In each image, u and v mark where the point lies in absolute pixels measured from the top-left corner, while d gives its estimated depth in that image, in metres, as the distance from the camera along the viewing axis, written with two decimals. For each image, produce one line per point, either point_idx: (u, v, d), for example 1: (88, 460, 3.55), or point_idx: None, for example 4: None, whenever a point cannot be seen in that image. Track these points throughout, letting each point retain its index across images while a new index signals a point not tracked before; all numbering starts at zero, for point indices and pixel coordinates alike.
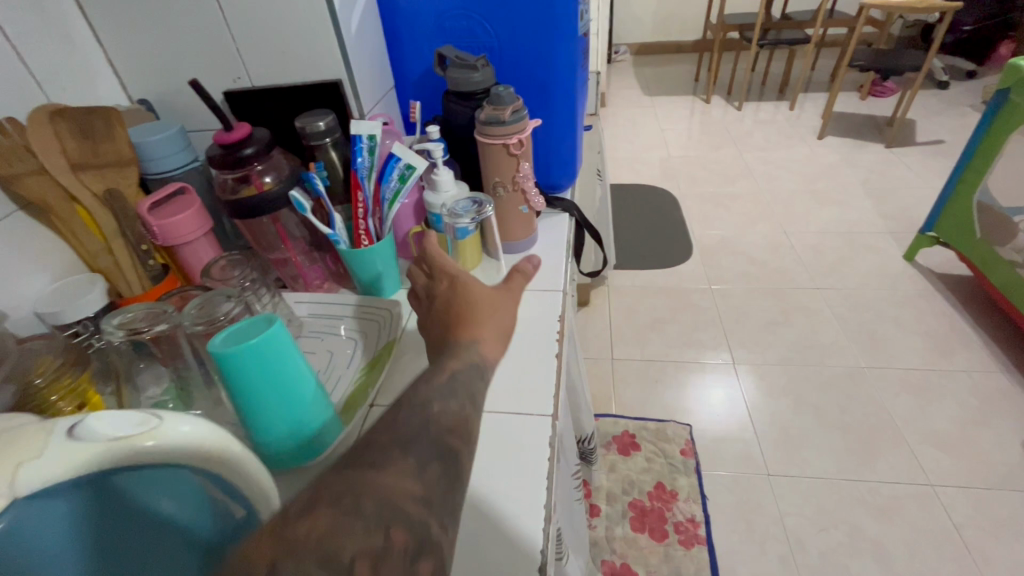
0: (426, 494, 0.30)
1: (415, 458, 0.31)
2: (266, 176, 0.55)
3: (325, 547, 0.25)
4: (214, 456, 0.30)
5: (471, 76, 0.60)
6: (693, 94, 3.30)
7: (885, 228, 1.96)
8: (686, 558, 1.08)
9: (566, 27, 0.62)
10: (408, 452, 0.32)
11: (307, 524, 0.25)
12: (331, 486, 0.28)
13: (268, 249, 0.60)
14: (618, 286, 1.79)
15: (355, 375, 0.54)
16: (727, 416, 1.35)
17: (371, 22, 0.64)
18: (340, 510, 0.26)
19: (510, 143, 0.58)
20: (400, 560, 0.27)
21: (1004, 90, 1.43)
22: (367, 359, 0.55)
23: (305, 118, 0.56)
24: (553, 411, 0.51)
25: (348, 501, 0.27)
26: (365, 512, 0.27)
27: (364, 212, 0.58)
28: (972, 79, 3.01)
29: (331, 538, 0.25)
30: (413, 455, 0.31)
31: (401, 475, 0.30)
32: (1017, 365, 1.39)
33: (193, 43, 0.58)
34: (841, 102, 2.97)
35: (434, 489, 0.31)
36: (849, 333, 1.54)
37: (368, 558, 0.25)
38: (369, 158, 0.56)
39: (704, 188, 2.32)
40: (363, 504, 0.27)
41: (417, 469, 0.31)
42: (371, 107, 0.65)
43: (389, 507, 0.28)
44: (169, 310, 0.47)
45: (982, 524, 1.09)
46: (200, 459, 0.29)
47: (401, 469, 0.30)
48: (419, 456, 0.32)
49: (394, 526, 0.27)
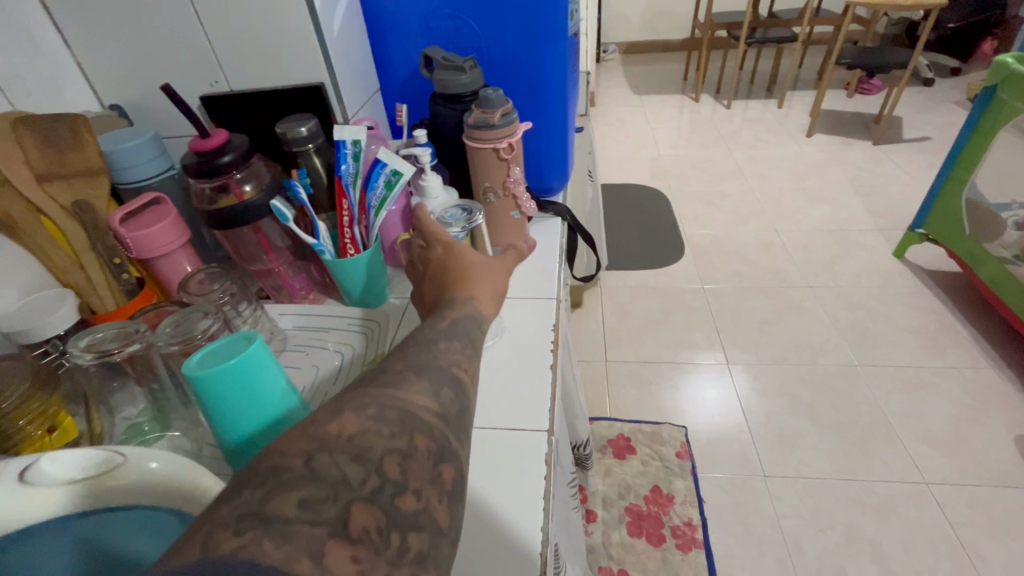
0: (442, 411, 0.32)
1: (431, 382, 0.34)
2: (246, 185, 0.52)
3: (354, 446, 0.27)
4: (171, 492, 0.30)
5: (459, 78, 0.58)
6: (682, 92, 3.30)
7: (874, 225, 1.96)
8: (683, 563, 1.07)
9: (556, 28, 0.61)
10: (423, 376, 0.34)
11: (336, 428, 0.28)
12: (355, 400, 0.30)
13: (249, 260, 0.58)
14: (611, 287, 1.78)
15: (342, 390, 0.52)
16: (722, 417, 1.34)
17: (355, 22, 0.62)
18: (365, 415, 0.29)
19: (500, 147, 0.56)
20: (424, 462, 0.29)
21: (990, 88, 1.44)
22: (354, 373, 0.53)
23: (287, 123, 0.54)
24: (548, 427, 0.49)
25: (372, 411, 0.29)
26: (386, 419, 0.29)
27: (349, 220, 0.56)
28: (956, 76, 3.04)
29: (358, 440, 0.27)
30: (426, 379, 0.34)
31: (419, 395, 0.32)
32: (1007, 360, 1.40)
33: (166, 46, 0.56)
34: (829, 100, 2.99)
35: (449, 408, 0.33)
36: (841, 331, 1.54)
37: (395, 457, 0.28)
38: (354, 164, 0.54)
39: (695, 187, 2.32)
40: (386, 414, 0.30)
41: (431, 391, 0.33)
42: (355, 111, 0.63)
43: (410, 417, 0.30)
44: (143, 329, 0.44)
45: (977, 522, 1.09)
46: (156, 495, 0.30)
47: (417, 390, 0.33)
48: (433, 380, 0.34)
49: (416, 433, 0.29)
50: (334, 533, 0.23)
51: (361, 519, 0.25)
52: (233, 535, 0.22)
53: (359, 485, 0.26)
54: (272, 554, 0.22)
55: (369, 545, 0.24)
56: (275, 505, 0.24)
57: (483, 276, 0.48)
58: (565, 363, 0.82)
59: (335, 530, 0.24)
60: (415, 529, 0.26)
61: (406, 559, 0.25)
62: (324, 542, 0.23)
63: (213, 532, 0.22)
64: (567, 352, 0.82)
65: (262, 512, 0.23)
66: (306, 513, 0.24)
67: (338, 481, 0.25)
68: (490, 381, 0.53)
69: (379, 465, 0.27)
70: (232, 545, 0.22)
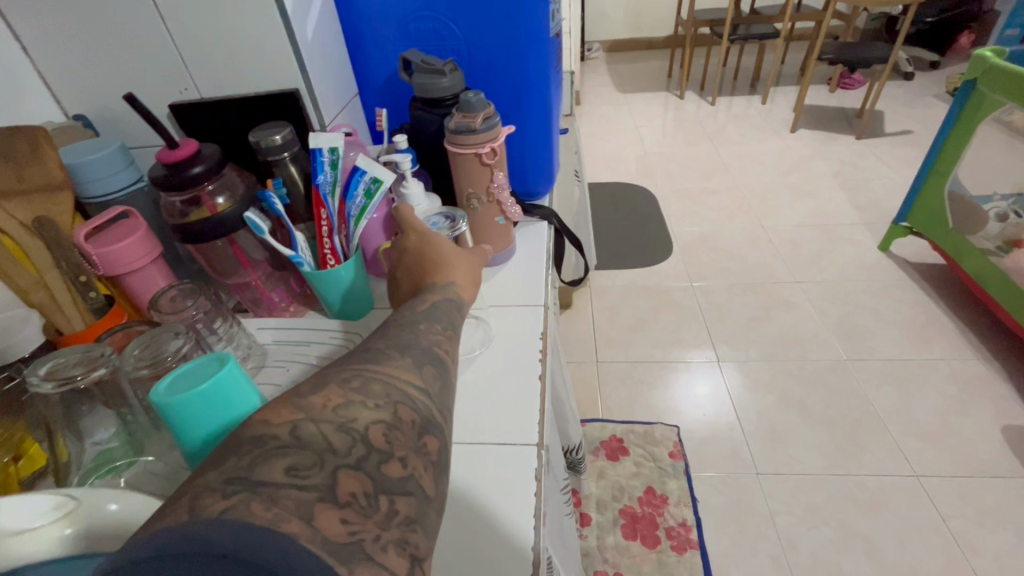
0: (426, 385, 0.34)
1: (413, 358, 0.35)
2: (219, 197, 0.50)
3: (340, 417, 0.28)
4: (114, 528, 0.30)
5: (439, 82, 0.57)
6: (667, 90, 3.31)
7: (859, 219, 1.98)
8: (679, 564, 1.07)
9: (538, 29, 0.59)
10: (406, 354, 0.35)
11: (322, 401, 0.29)
12: (340, 377, 0.31)
13: (226, 274, 0.56)
14: (600, 287, 1.77)
15: None
16: (713, 415, 1.34)
17: (330, 25, 0.60)
18: (348, 387, 0.30)
19: (482, 152, 0.54)
20: (409, 434, 0.30)
21: (971, 81, 1.46)
22: None
23: (260, 132, 0.52)
24: (538, 440, 0.47)
25: (356, 384, 0.31)
26: (371, 393, 0.31)
27: (328, 230, 0.54)
28: (935, 70, 3.08)
29: (343, 411, 0.29)
30: (409, 356, 0.35)
31: (402, 371, 0.33)
32: (992, 351, 1.41)
33: (131, 53, 0.53)
34: (811, 95, 3.01)
35: (432, 384, 0.34)
36: (829, 325, 1.55)
37: (381, 426, 0.29)
38: (331, 172, 0.53)
39: (681, 185, 2.32)
40: (370, 388, 0.31)
41: (415, 366, 0.35)
42: (333, 117, 0.61)
43: (394, 391, 0.31)
44: (107, 351, 0.42)
45: (967, 513, 1.10)
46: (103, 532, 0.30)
47: (400, 366, 0.34)
48: (415, 357, 0.35)
49: (400, 406, 0.31)
50: (323, 496, 0.24)
51: (348, 485, 0.26)
52: (222, 496, 0.23)
53: (346, 454, 0.27)
54: (262, 513, 0.22)
55: (357, 508, 0.25)
56: (263, 470, 0.24)
57: (457, 262, 0.49)
58: (555, 365, 0.81)
59: (324, 493, 0.24)
60: (404, 494, 0.27)
61: (395, 521, 0.26)
62: (314, 503, 0.24)
63: (202, 497, 0.23)
64: (557, 354, 0.80)
65: (252, 475, 0.24)
66: (294, 479, 0.24)
67: (324, 448, 0.26)
68: (476, 393, 0.52)
69: (365, 434, 0.28)
70: (220, 505, 0.22)
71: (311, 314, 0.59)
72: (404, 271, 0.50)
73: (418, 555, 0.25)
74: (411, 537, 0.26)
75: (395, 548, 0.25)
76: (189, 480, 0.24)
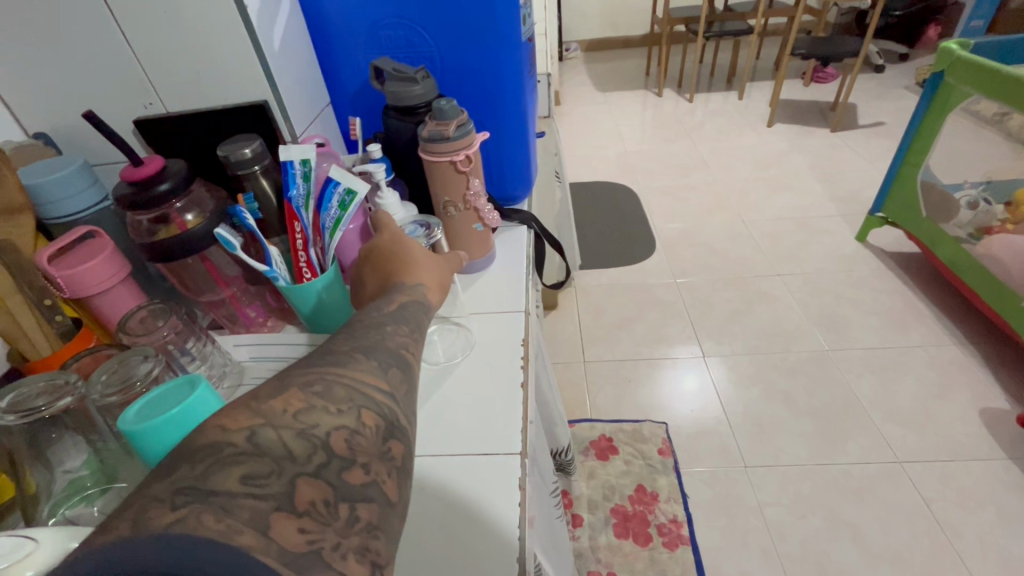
0: (390, 388, 0.33)
1: (378, 361, 0.34)
2: (188, 213, 0.49)
3: (300, 423, 0.28)
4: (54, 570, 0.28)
5: (411, 89, 0.56)
6: (645, 88, 3.33)
7: (836, 211, 2.01)
8: (671, 560, 1.07)
9: (509, 33, 0.59)
10: (371, 356, 0.34)
11: (282, 405, 0.28)
12: (301, 379, 0.30)
13: (200, 292, 0.55)
14: (585, 287, 1.78)
15: None
16: (700, 410, 1.35)
17: (299, 33, 0.59)
18: (310, 391, 0.30)
19: (457, 160, 0.54)
20: (372, 440, 0.29)
21: (938, 73, 1.49)
22: None
23: (229, 146, 0.51)
24: (521, 448, 0.47)
25: (318, 388, 0.30)
26: (333, 397, 0.30)
27: (303, 243, 0.53)
28: (904, 62, 3.14)
29: (305, 416, 0.28)
30: (374, 359, 0.34)
31: (367, 374, 0.33)
32: (969, 336, 1.44)
33: (91, 67, 0.52)
34: (787, 90, 3.06)
35: (398, 386, 0.34)
36: (810, 317, 1.57)
37: (342, 432, 0.28)
38: (303, 184, 0.52)
39: (662, 182, 2.34)
40: (332, 392, 0.30)
41: (380, 370, 0.34)
42: (305, 128, 0.61)
43: (358, 395, 0.31)
44: (72, 378, 0.41)
45: (949, 496, 1.12)
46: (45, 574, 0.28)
47: (365, 369, 0.33)
48: (380, 359, 0.35)
49: (364, 411, 0.30)
50: (280, 505, 0.24)
51: (307, 493, 0.25)
52: (172, 508, 0.22)
53: (304, 461, 0.26)
54: (213, 524, 0.22)
55: (316, 517, 0.25)
56: (217, 480, 0.24)
57: (424, 264, 0.49)
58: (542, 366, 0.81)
59: (281, 502, 0.24)
60: (364, 500, 0.27)
61: (355, 527, 0.26)
62: (270, 513, 0.24)
63: (148, 509, 0.22)
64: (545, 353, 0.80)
65: (205, 485, 0.23)
66: (250, 488, 0.24)
67: (282, 455, 0.26)
68: (458, 402, 0.51)
69: (325, 441, 0.27)
70: (170, 517, 0.22)
71: (289, 328, 0.58)
72: (370, 270, 0.49)
73: (379, 560, 0.26)
74: (372, 544, 0.26)
75: (355, 555, 0.25)
76: (137, 488, 0.23)
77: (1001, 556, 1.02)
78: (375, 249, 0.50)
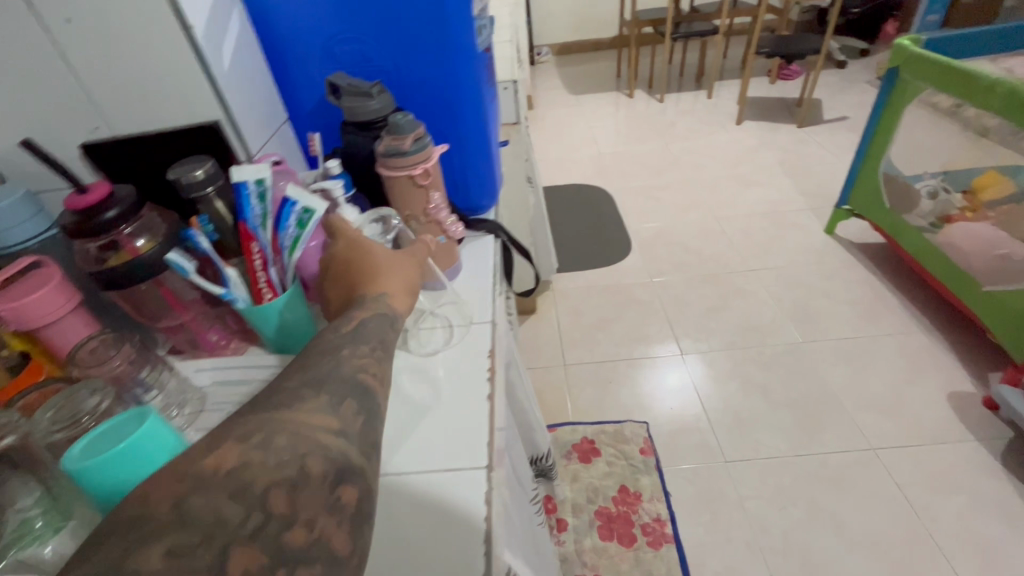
0: (342, 427, 0.32)
1: (330, 396, 0.34)
2: (140, 239, 0.48)
3: (234, 482, 0.27)
4: None
5: (368, 104, 0.56)
6: (617, 89, 3.37)
7: (805, 205, 2.06)
8: (656, 560, 1.08)
9: (465, 46, 0.59)
10: (321, 393, 0.34)
11: (214, 464, 0.27)
12: (241, 428, 0.30)
13: (156, 318, 0.53)
14: (563, 290, 1.78)
15: None
16: (679, 408, 1.36)
17: (252, 53, 0.59)
18: (248, 443, 0.29)
19: (415, 174, 0.54)
20: (320, 489, 0.29)
21: (893, 69, 1.54)
22: None
23: (180, 169, 0.50)
24: (487, 462, 0.46)
25: (258, 439, 0.29)
26: (275, 448, 0.29)
27: (261, 264, 0.52)
28: (865, 57, 3.24)
29: (239, 473, 0.27)
30: (325, 394, 0.34)
31: (316, 414, 0.32)
32: (935, 322, 1.49)
33: (30, 92, 0.50)
34: (754, 87, 3.12)
35: (350, 423, 0.33)
36: (784, 310, 1.60)
37: (281, 490, 0.27)
38: (259, 204, 0.51)
39: (636, 182, 2.36)
40: (274, 442, 0.29)
41: (331, 406, 0.33)
42: (262, 146, 0.60)
43: (302, 440, 0.30)
44: (17, 416, 0.41)
45: (922, 480, 1.14)
46: None
47: (314, 408, 0.33)
48: (332, 394, 0.34)
49: (309, 459, 0.29)
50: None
51: (242, 563, 0.25)
52: None
53: (239, 524, 0.25)
54: None
55: None
56: (138, 558, 0.23)
57: (388, 270, 0.49)
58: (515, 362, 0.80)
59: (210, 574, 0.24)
60: (307, 562, 0.26)
61: None
62: None
63: None
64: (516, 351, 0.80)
65: (124, 565, 0.23)
66: (173, 562, 0.24)
67: (215, 523, 0.25)
68: (423, 418, 0.50)
69: (263, 502, 0.26)
70: None
71: (252, 350, 0.58)
72: (334, 283, 0.49)
73: None
74: None
75: None
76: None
77: (973, 535, 1.05)
78: (333, 258, 0.50)
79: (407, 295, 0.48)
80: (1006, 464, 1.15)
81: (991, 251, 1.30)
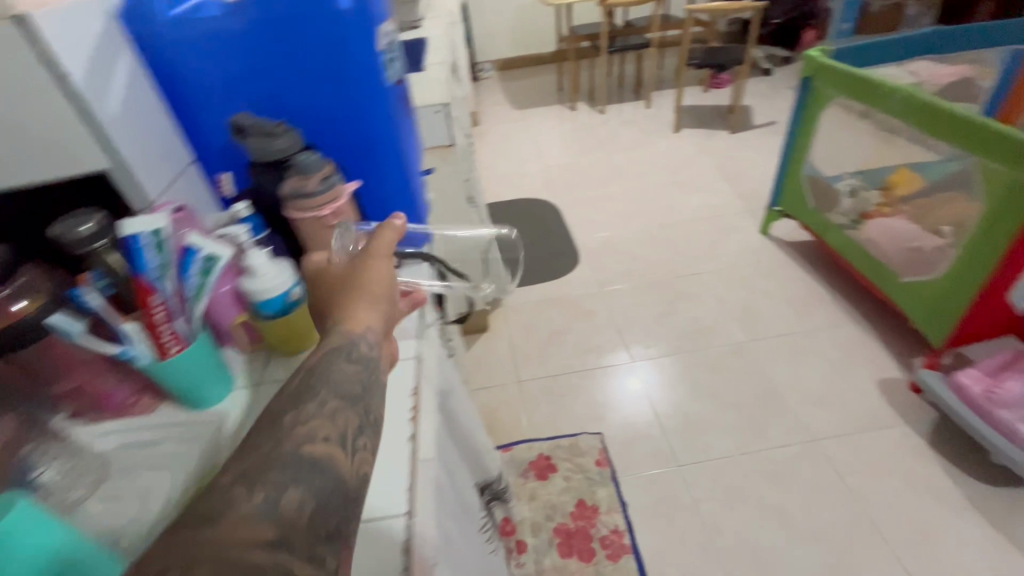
0: (282, 530, 0.28)
1: (264, 491, 0.29)
2: (19, 301, 0.45)
3: None
4: None
5: (272, 145, 0.54)
6: (560, 102, 3.44)
7: (741, 207, 2.15)
8: (616, 572, 1.09)
9: (372, 82, 0.59)
10: (256, 488, 0.29)
11: None
12: (154, 564, 0.25)
13: (48, 382, 0.48)
14: (515, 305, 1.79)
15: (163, 513, 0.46)
16: (632, 416, 1.39)
17: (147, 98, 0.57)
18: None
19: (324, 216, 0.53)
20: None
21: (806, 79, 1.63)
22: (179, 491, 0.48)
23: (64, 225, 0.47)
24: (407, 508, 0.45)
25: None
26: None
27: (164, 317, 0.49)
28: (789, 64, 3.44)
29: None
30: (261, 489, 0.29)
31: (250, 520, 0.27)
32: (863, 313, 1.58)
33: None
34: (689, 96, 3.26)
35: (293, 521, 0.28)
36: (726, 311, 1.66)
37: None
38: (157, 256, 0.48)
39: (582, 193, 2.41)
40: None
41: (269, 505, 0.29)
42: (163, 193, 0.57)
43: (227, 567, 0.25)
44: None
45: (860, 466, 1.20)
46: None
47: (247, 511, 0.28)
48: (271, 485, 0.29)
49: None
50: None
51: None
52: None
53: None
54: None
55: None
56: None
57: (343, 292, 0.45)
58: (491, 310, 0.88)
59: None
60: None
61: None
62: None
63: None
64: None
65: None
66: None
67: None
68: None
69: None
70: None
71: (162, 408, 0.55)
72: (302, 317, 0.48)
73: None
74: None
75: None
76: None
77: (909, 517, 1.11)
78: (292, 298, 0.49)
79: (367, 309, 0.44)
80: (934, 444, 1.22)
81: (906, 245, 1.40)
